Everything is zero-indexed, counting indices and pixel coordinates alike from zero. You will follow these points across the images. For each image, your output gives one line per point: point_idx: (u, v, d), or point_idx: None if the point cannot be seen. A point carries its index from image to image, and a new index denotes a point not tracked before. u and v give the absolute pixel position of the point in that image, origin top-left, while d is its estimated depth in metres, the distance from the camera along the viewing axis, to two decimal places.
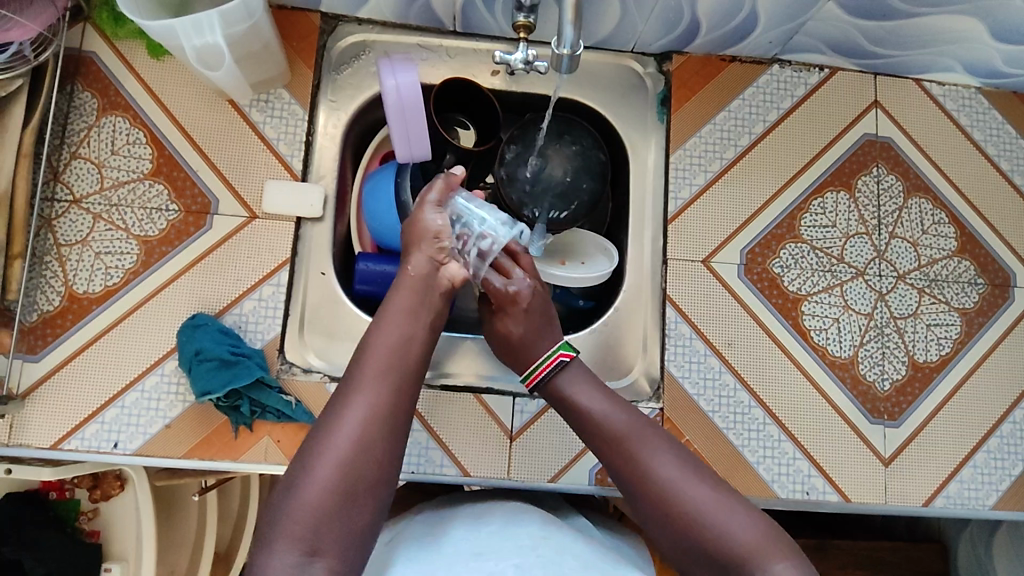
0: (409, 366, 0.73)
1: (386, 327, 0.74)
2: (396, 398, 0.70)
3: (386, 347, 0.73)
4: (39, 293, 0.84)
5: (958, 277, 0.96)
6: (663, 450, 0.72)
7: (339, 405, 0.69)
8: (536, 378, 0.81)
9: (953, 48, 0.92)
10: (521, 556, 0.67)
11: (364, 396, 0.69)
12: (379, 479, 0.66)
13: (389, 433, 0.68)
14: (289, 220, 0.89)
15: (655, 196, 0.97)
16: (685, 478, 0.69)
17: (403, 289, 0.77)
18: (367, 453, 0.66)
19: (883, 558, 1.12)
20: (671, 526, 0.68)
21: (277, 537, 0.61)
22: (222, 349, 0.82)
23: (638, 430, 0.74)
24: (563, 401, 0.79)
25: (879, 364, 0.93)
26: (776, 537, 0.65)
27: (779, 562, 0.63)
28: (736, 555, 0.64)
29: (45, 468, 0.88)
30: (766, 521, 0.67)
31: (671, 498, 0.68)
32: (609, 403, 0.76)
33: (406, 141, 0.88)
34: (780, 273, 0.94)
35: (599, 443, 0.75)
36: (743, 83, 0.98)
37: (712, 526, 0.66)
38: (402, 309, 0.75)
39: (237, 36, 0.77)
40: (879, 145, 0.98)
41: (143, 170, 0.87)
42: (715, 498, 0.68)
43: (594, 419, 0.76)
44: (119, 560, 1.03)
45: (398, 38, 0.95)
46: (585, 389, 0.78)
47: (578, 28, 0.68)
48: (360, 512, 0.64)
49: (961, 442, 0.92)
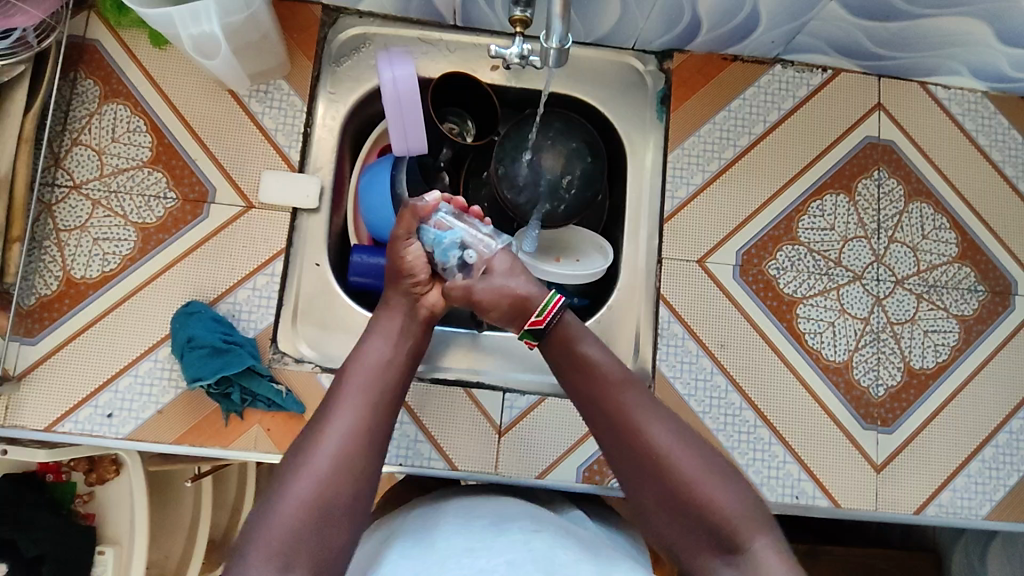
0: (390, 385, 0.75)
1: (367, 352, 0.76)
2: (375, 418, 0.71)
3: (368, 367, 0.75)
4: (38, 277, 0.85)
5: (957, 284, 0.95)
6: (661, 413, 0.72)
7: (319, 423, 0.70)
8: (547, 318, 0.78)
9: (958, 51, 0.91)
10: (513, 552, 0.67)
11: (346, 413, 0.70)
12: (357, 495, 0.66)
13: (369, 450, 0.69)
14: (286, 211, 0.89)
15: (651, 196, 0.96)
16: (681, 444, 0.70)
17: (388, 317, 0.80)
18: (346, 467, 0.67)
19: (875, 564, 1.11)
20: (662, 489, 0.68)
21: (257, 552, 0.62)
22: (215, 337, 0.83)
23: (637, 391, 0.73)
24: (563, 355, 0.77)
25: (874, 370, 0.92)
26: (762, 514, 0.68)
27: (761, 535, 0.66)
28: (726, 524, 0.66)
29: (40, 450, 0.89)
30: (755, 500, 0.69)
31: (664, 460, 0.69)
32: (610, 362, 0.75)
33: (403, 134, 0.89)
34: (776, 275, 0.93)
35: (594, 402, 0.74)
36: (744, 83, 0.97)
37: (705, 494, 0.67)
38: (385, 336, 0.78)
39: (234, 26, 0.78)
40: (880, 148, 0.97)
41: (142, 158, 0.88)
42: (708, 466, 0.69)
43: (594, 373, 0.75)
44: (113, 543, 1.06)
45: (398, 32, 0.96)
46: (585, 346, 0.77)
47: (567, 22, 0.68)
48: (337, 527, 0.65)
49: (955, 449, 0.91)
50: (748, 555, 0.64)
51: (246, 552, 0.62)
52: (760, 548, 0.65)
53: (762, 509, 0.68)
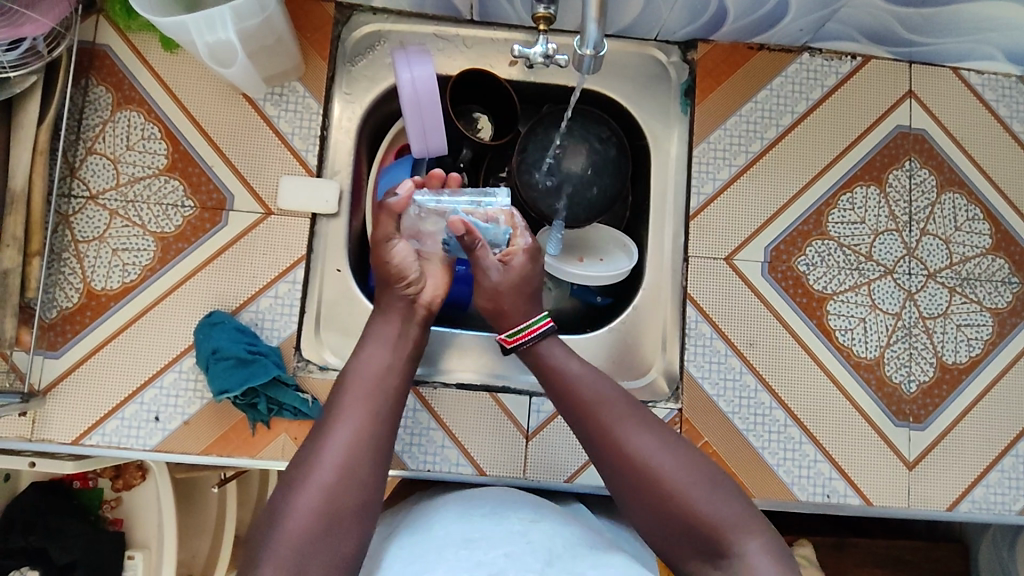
0: (389, 392, 0.74)
1: (365, 357, 0.75)
2: (379, 425, 0.71)
3: (367, 376, 0.74)
4: (58, 289, 0.84)
5: (991, 276, 0.93)
6: (641, 425, 0.72)
7: (324, 428, 0.70)
8: (519, 339, 0.79)
9: (994, 36, 0.88)
10: (511, 545, 0.66)
11: (348, 424, 0.70)
12: (364, 502, 0.67)
13: (372, 457, 0.69)
14: (306, 216, 0.88)
15: (676, 192, 0.94)
16: (662, 454, 0.70)
17: (384, 321, 0.79)
18: (354, 475, 0.67)
19: (903, 556, 1.12)
20: (651, 501, 0.68)
21: (275, 555, 0.62)
22: (239, 347, 0.82)
23: (618, 407, 0.73)
24: (547, 372, 0.77)
25: (906, 366, 0.91)
26: (747, 512, 0.67)
27: (754, 538, 0.65)
28: (717, 532, 0.65)
29: (68, 462, 0.90)
30: (748, 503, 0.68)
31: (648, 471, 0.69)
32: (590, 376, 0.75)
33: (422, 134, 0.86)
34: (806, 271, 0.91)
35: (575, 414, 0.74)
36: (771, 73, 0.94)
37: (689, 501, 0.67)
38: (383, 341, 0.77)
39: (250, 30, 0.75)
40: (912, 138, 0.94)
41: (157, 166, 0.86)
42: (692, 474, 0.69)
43: (573, 389, 0.74)
44: (142, 548, 1.07)
45: (413, 28, 0.93)
46: (566, 362, 0.76)
47: (602, 25, 0.65)
48: (346, 531, 0.65)
49: (988, 445, 0.90)
50: (739, 561, 0.64)
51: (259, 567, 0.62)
52: (749, 552, 0.64)
53: (752, 511, 0.68)
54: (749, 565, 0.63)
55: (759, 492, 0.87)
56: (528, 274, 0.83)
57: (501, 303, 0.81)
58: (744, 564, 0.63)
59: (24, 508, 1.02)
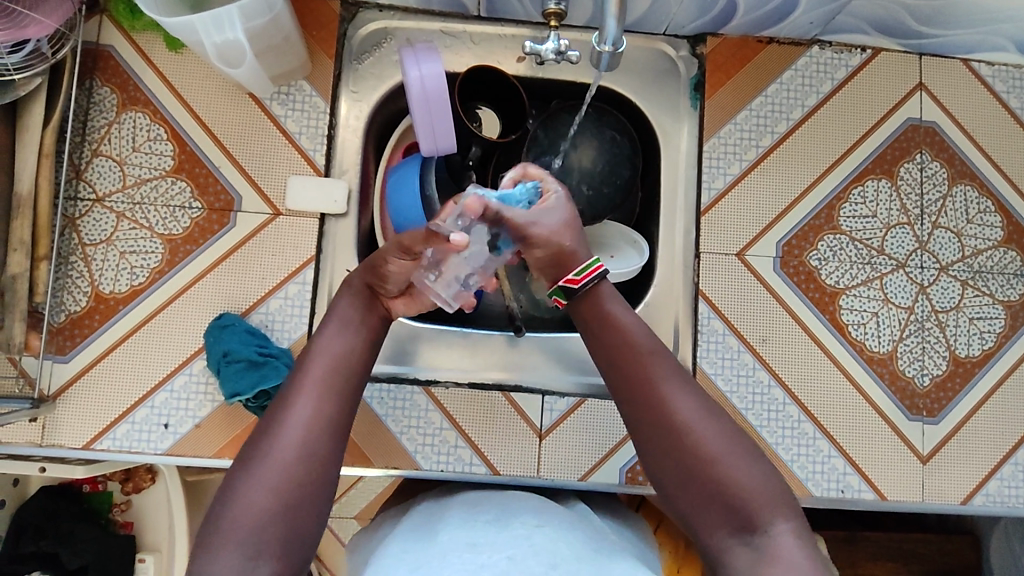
0: (352, 375, 0.64)
1: (327, 335, 0.65)
2: (344, 407, 0.62)
3: (329, 355, 0.64)
4: (66, 293, 0.83)
5: (1003, 269, 0.92)
6: (685, 381, 0.63)
7: (279, 407, 0.60)
8: (579, 283, 0.68)
9: (1005, 27, 0.87)
10: (514, 547, 0.64)
11: (305, 405, 0.60)
12: (315, 497, 0.57)
13: (330, 445, 0.59)
14: (314, 216, 0.87)
15: (686, 186, 0.93)
16: (703, 415, 0.61)
17: (350, 298, 0.69)
18: (308, 467, 0.57)
19: (915, 549, 1.12)
20: (680, 462, 0.59)
21: (219, 544, 0.53)
22: (250, 350, 0.81)
23: (665, 360, 0.64)
24: (589, 318, 0.68)
25: (919, 360, 0.90)
26: (782, 491, 0.59)
27: (787, 520, 0.57)
28: (748, 507, 0.57)
29: (79, 466, 0.91)
30: (781, 483, 0.60)
31: (684, 432, 0.60)
32: (636, 325, 0.66)
33: (431, 133, 0.85)
34: (818, 266, 0.91)
35: (612, 360, 0.65)
36: (781, 66, 0.93)
37: (723, 469, 0.58)
38: (342, 324, 0.67)
39: (258, 29, 0.75)
40: (923, 131, 0.94)
41: (164, 167, 0.86)
42: (733, 442, 0.60)
43: (614, 334, 0.66)
44: (153, 551, 1.07)
45: (420, 25, 0.92)
46: (612, 308, 0.68)
47: (620, 21, 0.64)
48: (301, 522, 0.56)
49: (1002, 438, 0.90)
50: (769, 540, 0.55)
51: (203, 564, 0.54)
52: (779, 533, 0.56)
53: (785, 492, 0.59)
54: (779, 548, 0.55)
55: None
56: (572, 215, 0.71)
57: (560, 244, 0.69)
58: (774, 545, 0.55)
59: (34, 514, 1.01)
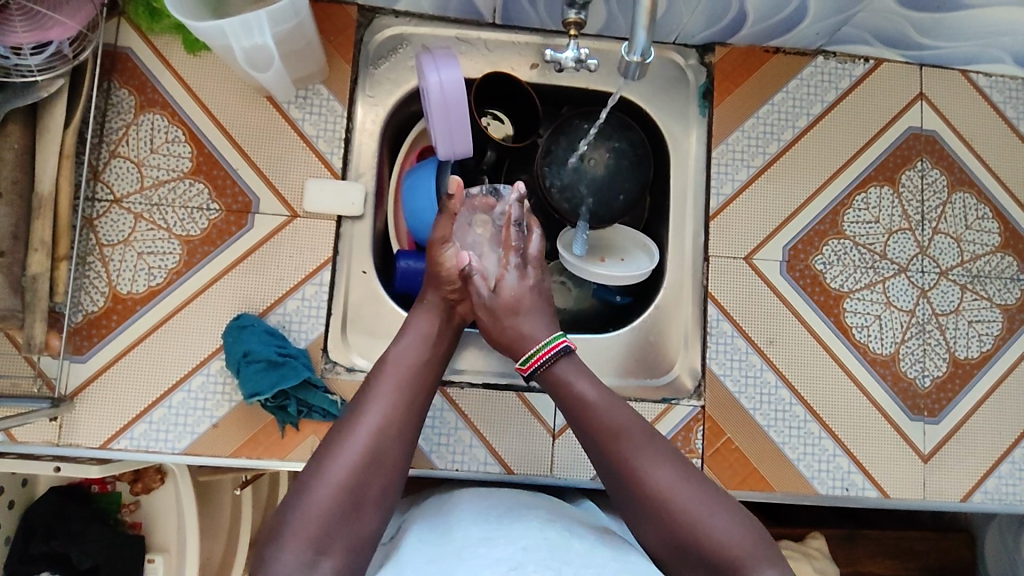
0: (422, 386, 0.75)
1: (404, 345, 0.77)
2: (410, 416, 0.72)
3: (403, 364, 0.75)
4: (84, 293, 0.84)
5: (1000, 273, 0.95)
6: (658, 452, 0.71)
7: (357, 410, 0.71)
8: (532, 365, 0.79)
9: (1003, 39, 0.90)
10: (528, 539, 0.65)
11: (379, 408, 0.70)
12: (385, 488, 0.67)
13: (398, 446, 0.69)
14: (331, 219, 0.88)
15: (695, 191, 0.96)
16: (678, 483, 0.69)
17: (424, 313, 0.81)
18: (380, 462, 0.67)
19: (913, 546, 1.15)
20: (666, 527, 0.68)
21: (293, 532, 0.62)
22: (270, 350, 0.82)
23: (633, 435, 0.72)
24: (557, 396, 0.77)
25: (921, 361, 0.93)
26: (760, 540, 0.66)
27: (768, 565, 0.64)
28: (732, 559, 0.65)
29: (93, 466, 0.90)
30: (758, 527, 0.68)
31: (663, 501, 0.68)
32: (605, 402, 0.75)
33: (449, 137, 0.87)
34: (823, 269, 0.93)
35: (593, 443, 0.74)
36: (787, 75, 0.96)
37: (703, 528, 0.66)
38: (420, 334, 0.78)
39: (283, 33, 0.76)
40: (923, 139, 0.97)
41: (182, 168, 0.86)
42: (707, 501, 0.68)
43: (590, 411, 0.74)
44: (161, 551, 1.07)
45: (435, 31, 0.94)
46: (578, 382, 0.76)
47: (650, 32, 0.67)
48: (365, 517, 0.65)
49: (1000, 438, 0.93)
50: None
51: (281, 536, 0.62)
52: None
53: (764, 536, 0.67)
54: None
55: (781, 487, 0.89)
56: (520, 297, 0.82)
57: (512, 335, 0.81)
58: None
59: (41, 514, 1.02)
